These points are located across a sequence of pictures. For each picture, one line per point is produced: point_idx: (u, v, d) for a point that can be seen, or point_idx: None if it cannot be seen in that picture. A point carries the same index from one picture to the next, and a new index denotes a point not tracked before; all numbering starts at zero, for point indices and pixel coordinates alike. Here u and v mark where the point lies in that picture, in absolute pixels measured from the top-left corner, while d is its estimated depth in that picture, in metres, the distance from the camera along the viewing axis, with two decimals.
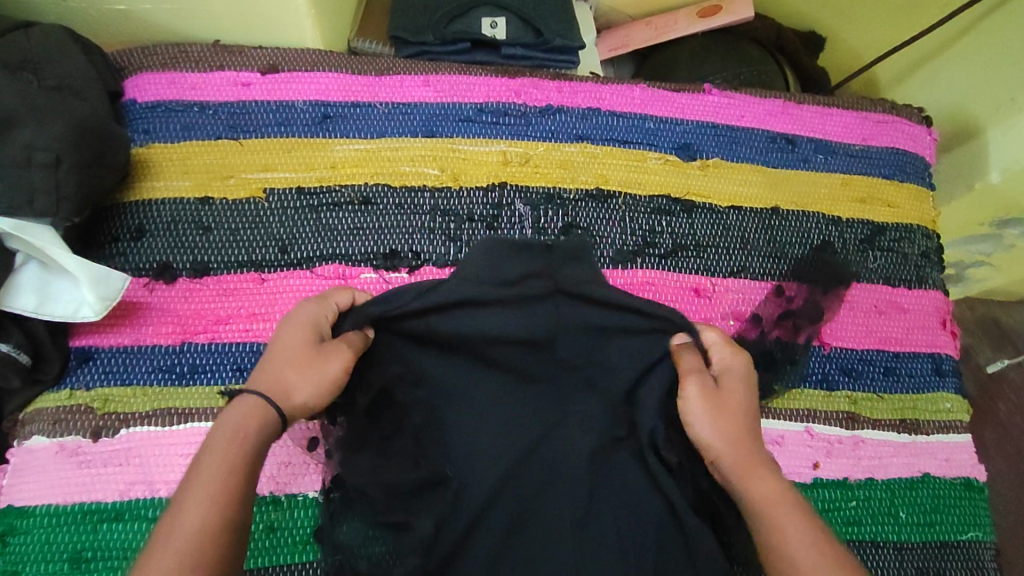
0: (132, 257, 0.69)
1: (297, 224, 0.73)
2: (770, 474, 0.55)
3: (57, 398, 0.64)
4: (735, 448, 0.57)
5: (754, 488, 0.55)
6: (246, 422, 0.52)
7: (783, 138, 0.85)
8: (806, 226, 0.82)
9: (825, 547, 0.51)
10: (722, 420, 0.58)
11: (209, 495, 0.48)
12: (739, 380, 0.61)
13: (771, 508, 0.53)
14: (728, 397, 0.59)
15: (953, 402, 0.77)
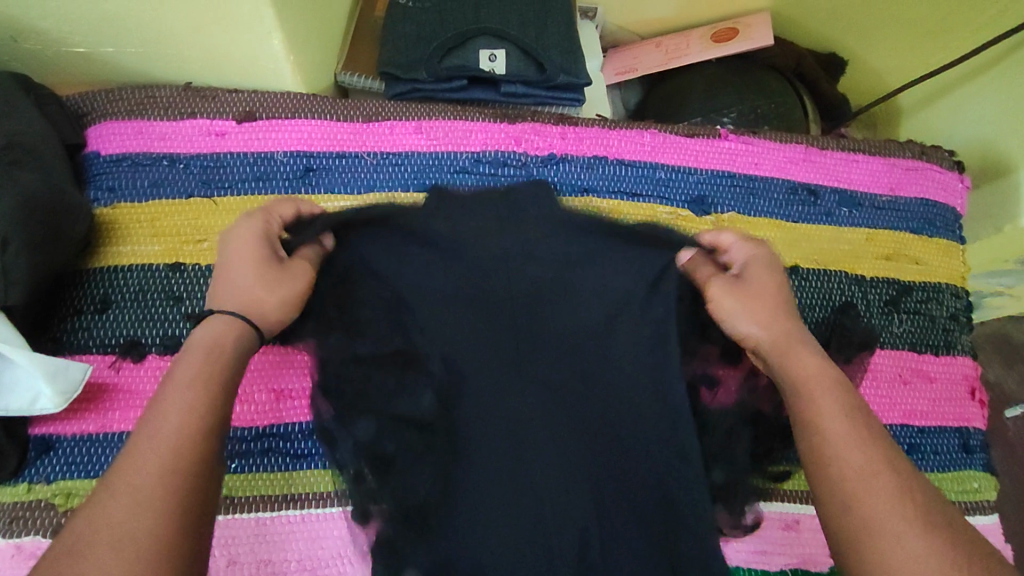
0: (95, 332, 0.63)
1: None
2: (805, 349, 0.53)
3: (13, 493, 0.59)
4: (771, 329, 0.54)
5: (790, 364, 0.52)
6: (224, 331, 0.47)
7: (804, 188, 0.79)
8: (828, 287, 0.76)
9: (861, 427, 0.47)
10: (756, 309, 0.55)
11: (187, 396, 0.43)
12: (762, 266, 0.58)
13: (809, 385, 0.50)
14: (762, 290, 0.56)
15: (982, 481, 0.73)
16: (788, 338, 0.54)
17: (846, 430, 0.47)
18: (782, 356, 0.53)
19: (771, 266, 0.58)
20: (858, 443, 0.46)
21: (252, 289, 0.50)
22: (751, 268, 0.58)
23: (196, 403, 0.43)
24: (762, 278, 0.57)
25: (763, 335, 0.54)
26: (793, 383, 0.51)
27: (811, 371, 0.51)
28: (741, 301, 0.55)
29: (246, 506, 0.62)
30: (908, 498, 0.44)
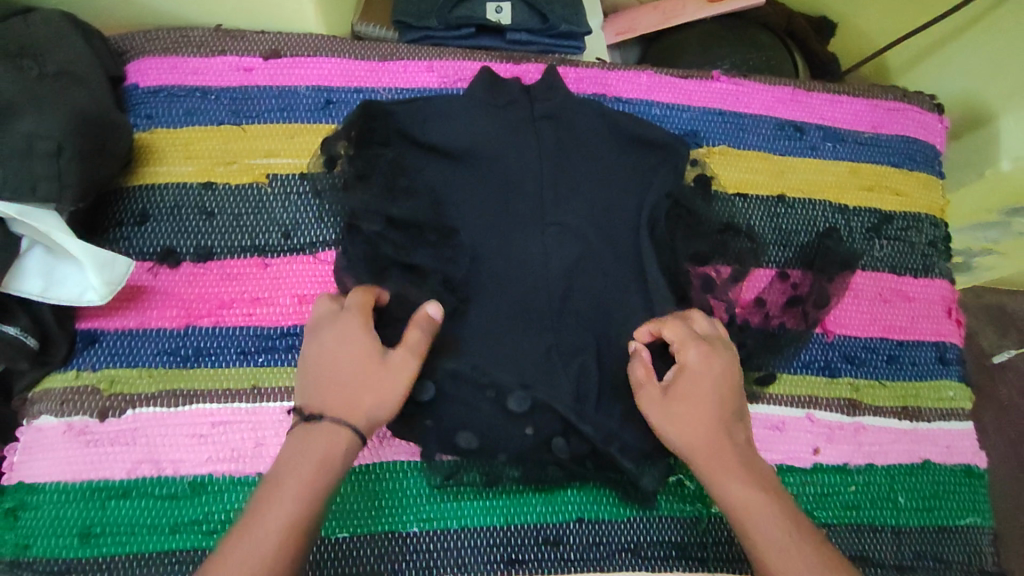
0: (136, 242, 0.70)
1: (299, 209, 0.73)
2: (736, 478, 0.58)
3: (64, 379, 0.65)
4: (705, 449, 0.59)
5: (726, 489, 0.58)
6: (324, 452, 0.55)
7: (791, 125, 0.83)
8: (812, 214, 0.80)
9: (785, 527, 0.55)
10: (694, 431, 0.60)
11: (292, 495, 0.52)
12: (701, 380, 0.62)
13: (742, 515, 0.56)
14: (695, 394, 0.61)
15: (956, 390, 0.78)
16: (725, 457, 0.59)
17: (772, 543, 0.55)
18: (715, 479, 0.58)
19: (708, 368, 0.62)
20: (780, 541, 0.54)
21: (342, 399, 0.57)
22: (689, 376, 0.62)
23: (298, 495, 0.53)
24: (699, 389, 0.61)
25: (699, 450, 0.59)
26: (729, 509, 0.57)
27: (760, 508, 0.56)
28: (679, 428, 0.60)
29: (274, 396, 0.67)
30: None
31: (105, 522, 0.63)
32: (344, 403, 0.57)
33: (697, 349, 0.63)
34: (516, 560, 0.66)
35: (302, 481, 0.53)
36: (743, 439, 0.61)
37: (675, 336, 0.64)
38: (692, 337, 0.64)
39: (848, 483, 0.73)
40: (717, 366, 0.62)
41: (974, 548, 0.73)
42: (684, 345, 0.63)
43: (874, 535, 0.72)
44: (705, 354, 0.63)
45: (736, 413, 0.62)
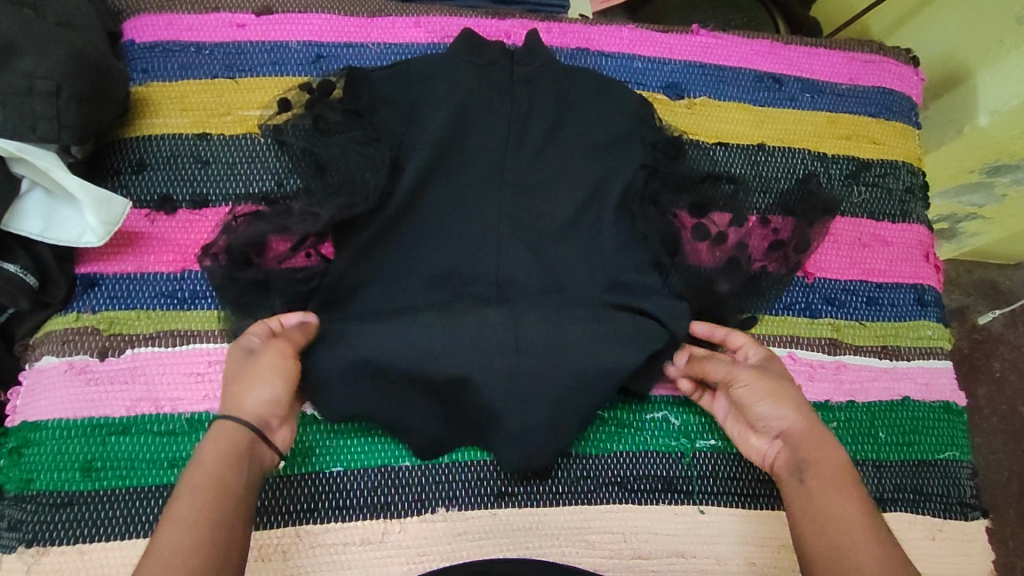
0: (134, 190, 0.72)
1: (271, 156, 0.74)
2: (835, 449, 0.61)
3: (65, 320, 0.67)
4: (815, 444, 0.61)
5: (822, 455, 0.60)
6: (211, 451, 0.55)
7: (770, 77, 0.86)
8: (793, 161, 0.83)
9: (866, 505, 0.57)
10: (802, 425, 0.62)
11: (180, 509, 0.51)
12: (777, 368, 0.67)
13: (834, 480, 0.58)
14: (798, 397, 0.64)
15: (935, 329, 0.79)
16: (835, 456, 0.60)
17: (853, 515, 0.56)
18: (820, 473, 0.59)
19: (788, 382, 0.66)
20: (862, 514, 0.56)
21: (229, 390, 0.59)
22: (788, 386, 0.65)
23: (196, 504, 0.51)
24: (799, 399, 0.64)
25: (803, 424, 0.62)
26: (818, 478, 0.59)
27: (852, 505, 0.57)
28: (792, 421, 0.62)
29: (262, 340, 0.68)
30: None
31: (105, 457, 0.63)
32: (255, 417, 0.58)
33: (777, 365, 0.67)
34: (505, 493, 0.68)
35: (200, 480, 0.53)
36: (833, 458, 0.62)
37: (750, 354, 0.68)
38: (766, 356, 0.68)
39: (830, 420, 0.73)
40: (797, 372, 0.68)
41: (954, 482, 0.74)
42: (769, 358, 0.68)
43: (857, 470, 0.72)
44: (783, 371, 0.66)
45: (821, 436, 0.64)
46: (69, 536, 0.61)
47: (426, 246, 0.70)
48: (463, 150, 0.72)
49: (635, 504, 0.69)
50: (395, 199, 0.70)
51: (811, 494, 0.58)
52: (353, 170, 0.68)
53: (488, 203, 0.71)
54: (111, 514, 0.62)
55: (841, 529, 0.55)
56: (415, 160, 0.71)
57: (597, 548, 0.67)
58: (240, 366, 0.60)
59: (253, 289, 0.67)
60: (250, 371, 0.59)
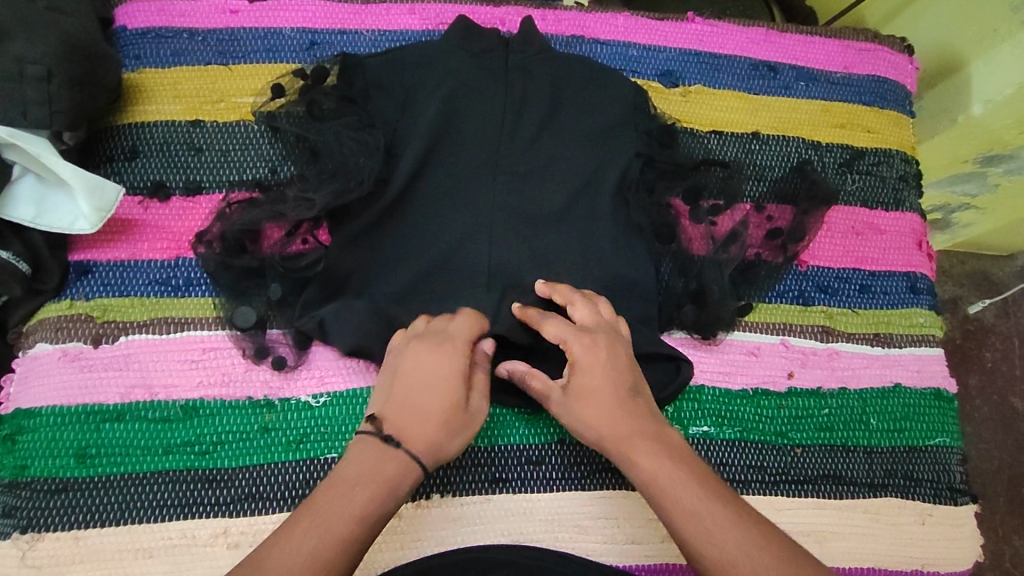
0: (127, 177, 0.72)
1: (264, 143, 0.74)
2: (644, 449, 0.58)
3: (58, 307, 0.67)
4: (611, 422, 0.59)
5: (634, 463, 0.58)
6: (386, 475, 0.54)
7: (765, 66, 0.87)
8: (787, 149, 0.83)
9: (697, 490, 0.55)
10: (593, 406, 0.60)
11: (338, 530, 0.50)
12: (584, 366, 0.62)
13: (654, 487, 0.56)
14: (601, 371, 0.61)
15: (927, 317, 0.80)
16: (613, 428, 0.59)
17: (688, 510, 0.54)
18: (629, 452, 0.58)
19: (595, 357, 0.62)
20: (693, 507, 0.54)
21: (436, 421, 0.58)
22: (579, 370, 0.62)
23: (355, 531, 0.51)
24: (589, 380, 0.61)
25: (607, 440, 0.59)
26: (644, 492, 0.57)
27: (685, 496, 0.54)
28: (573, 416, 0.61)
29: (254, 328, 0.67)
30: (752, 532, 0.52)
31: (100, 444, 0.63)
32: (423, 426, 0.57)
33: (579, 345, 0.62)
34: (499, 478, 0.68)
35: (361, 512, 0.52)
36: (648, 408, 0.61)
37: (556, 335, 0.63)
38: (572, 333, 0.63)
39: (822, 406, 0.74)
40: (603, 354, 0.62)
41: (945, 467, 0.75)
42: (567, 341, 0.63)
43: (848, 456, 0.73)
44: (589, 345, 0.62)
45: (640, 389, 0.62)
46: (64, 522, 0.61)
47: (421, 233, 0.70)
48: (457, 137, 0.72)
49: (629, 490, 0.70)
50: (389, 186, 0.70)
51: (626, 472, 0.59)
52: (347, 156, 0.68)
53: (482, 190, 0.71)
54: (106, 501, 0.62)
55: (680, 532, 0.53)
56: (409, 147, 0.71)
57: (591, 532, 0.68)
58: (426, 359, 0.60)
59: (247, 276, 0.67)
60: (413, 372, 0.60)
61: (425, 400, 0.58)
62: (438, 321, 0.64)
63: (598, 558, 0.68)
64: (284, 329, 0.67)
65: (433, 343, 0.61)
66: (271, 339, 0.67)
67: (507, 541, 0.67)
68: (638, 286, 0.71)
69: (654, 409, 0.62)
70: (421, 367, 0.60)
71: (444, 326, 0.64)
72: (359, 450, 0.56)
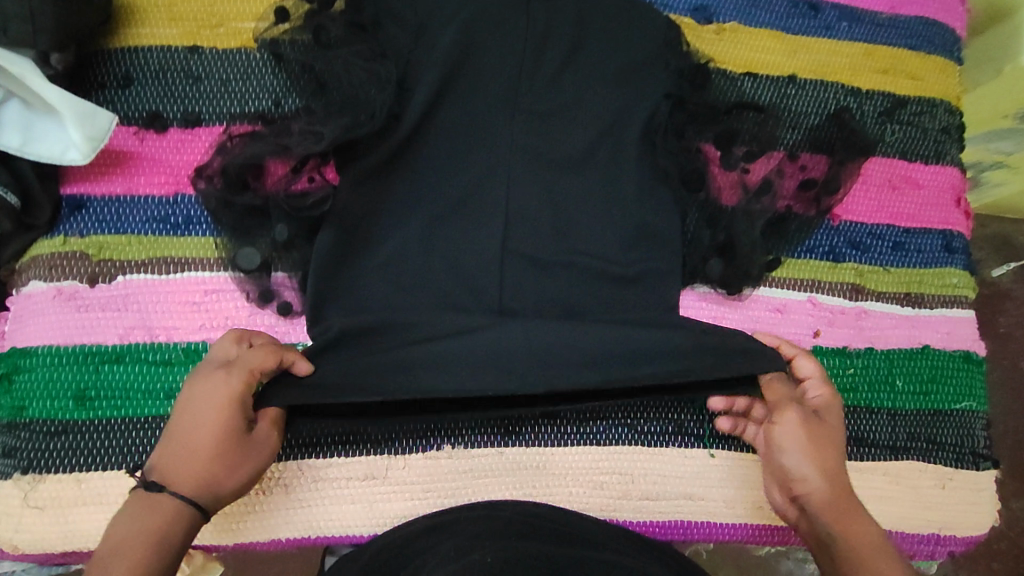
0: (121, 105, 0.67)
1: (267, 74, 0.69)
2: (861, 518, 0.56)
3: (51, 244, 0.63)
4: (831, 482, 0.58)
5: (851, 528, 0.56)
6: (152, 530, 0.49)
7: (806, 3, 0.80)
8: (823, 95, 0.78)
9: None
10: (823, 458, 0.58)
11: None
12: (828, 415, 0.61)
13: (864, 555, 0.54)
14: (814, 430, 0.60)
15: (961, 278, 0.76)
16: (835, 484, 0.58)
17: None
18: (839, 516, 0.56)
19: (831, 412, 0.61)
20: None
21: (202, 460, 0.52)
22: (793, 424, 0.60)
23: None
24: (824, 430, 0.60)
25: (823, 489, 0.57)
26: (848, 553, 0.54)
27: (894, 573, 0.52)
28: (804, 447, 0.59)
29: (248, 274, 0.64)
30: None
31: (100, 386, 0.61)
32: (194, 467, 0.52)
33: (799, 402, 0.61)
34: (511, 432, 0.66)
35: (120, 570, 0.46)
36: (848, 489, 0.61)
37: (810, 372, 0.63)
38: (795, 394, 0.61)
39: (847, 366, 0.71)
40: (838, 416, 0.62)
41: (968, 432, 0.73)
42: (812, 386, 0.62)
43: (871, 418, 0.70)
44: (832, 398, 0.62)
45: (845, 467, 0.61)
46: (65, 464, 0.60)
47: (434, 175, 0.66)
48: (474, 70, 0.67)
49: (645, 446, 0.68)
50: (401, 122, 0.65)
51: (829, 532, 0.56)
52: (356, 87, 0.63)
53: (499, 131, 0.66)
54: (107, 444, 0.60)
55: None
56: (422, 80, 0.66)
57: (605, 488, 0.67)
58: (198, 390, 0.54)
59: (250, 215, 0.63)
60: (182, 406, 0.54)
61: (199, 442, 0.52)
62: (221, 349, 0.56)
63: (611, 514, 0.67)
64: (290, 273, 0.64)
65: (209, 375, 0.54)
66: (276, 282, 0.64)
67: (519, 495, 0.65)
68: (662, 239, 0.68)
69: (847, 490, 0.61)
70: (201, 395, 0.53)
71: (223, 356, 0.56)
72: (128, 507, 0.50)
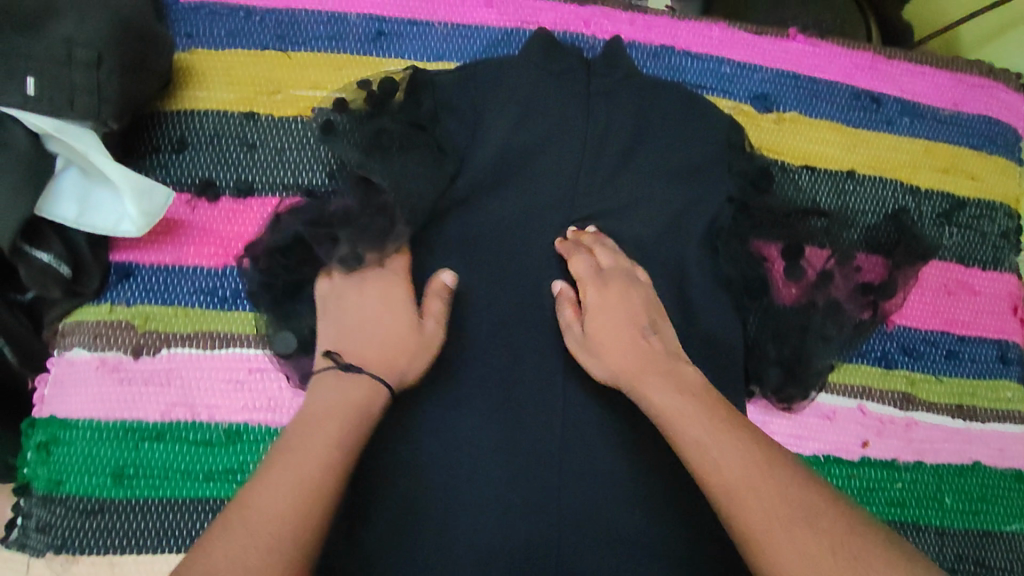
0: (173, 171, 0.66)
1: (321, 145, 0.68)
2: (661, 382, 0.55)
3: (97, 312, 0.63)
4: (628, 365, 0.58)
5: (651, 397, 0.55)
6: (345, 413, 0.50)
7: (868, 95, 0.78)
8: (882, 193, 0.77)
9: (704, 414, 0.51)
10: (609, 342, 0.60)
11: (299, 476, 0.45)
12: (609, 316, 0.61)
13: (672, 419, 0.52)
14: (615, 306, 0.62)
15: (1015, 392, 0.74)
16: (631, 359, 0.58)
17: (724, 456, 0.49)
18: (639, 381, 0.56)
19: (616, 301, 0.62)
20: (717, 439, 0.50)
21: (393, 357, 0.55)
22: (592, 313, 0.61)
23: (315, 478, 0.45)
24: (606, 317, 0.61)
25: (616, 374, 0.58)
26: (665, 426, 0.53)
27: (703, 429, 0.50)
28: (596, 353, 0.60)
29: None
30: (751, 451, 0.49)
31: (138, 464, 0.60)
32: (371, 361, 0.54)
33: (594, 289, 0.63)
34: None
35: (327, 451, 0.47)
36: (669, 346, 0.59)
37: (580, 271, 0.64)
38: (590, 276, 0.63)
39: (895, 480, 0.70)
40: (615, 298, 0.62)
41: (1018, 555, 0.70)
42: (585, 283, 0.63)
43: (919, 536, 0.68)
44: (601, 287, 0.62)
45: (657, 329, 0.61)
46: (101, 544, 0.59)
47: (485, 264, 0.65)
48: (531, 168, 0.67)
49: None
50: (456, 224, 0.66)
51: (638, 399, 0.56)
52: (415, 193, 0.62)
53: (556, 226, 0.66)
54: (143, 525, 0.59)
55: (704, 469, 0.49)
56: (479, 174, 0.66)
57: None
58: (376, 301, 0.58)
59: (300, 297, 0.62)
60: (366, 314, 0.57)
61: (381, 345, 0.56)
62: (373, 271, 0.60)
63: None
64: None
65: (375, 290, 0.58)
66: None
67: None
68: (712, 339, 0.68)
69: (670, 347, 0.59)
70: (364, 311, 0.57)
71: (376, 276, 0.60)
72: (324, 386, 0.52)
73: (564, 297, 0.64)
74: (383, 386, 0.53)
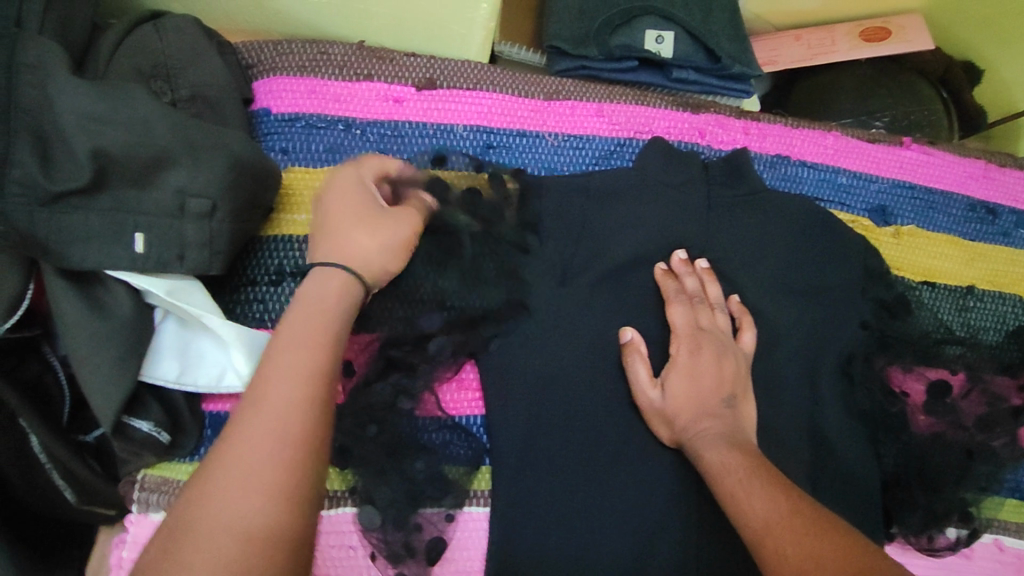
0: (271, 306, 0.59)
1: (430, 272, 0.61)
2: (723, 437, 0.55)
3: (189, 472, 0.54)
4: (694, 418, 0.57)
5: (706, 454, 0.54)
6: (315, 355, 0.42)
7: (984, 207, 0.77)
8: (1003, 309, 0.73)
9: (757, 472, 0.51)
10: (687, 392, 0.58)
11: (270, 434, 0.38)
12: (705, 373, 0.59)
13: (720, 475, 0.53)
14: (703, 373, 0.59)
15: None
16: (697, 409, 0.57)
17: (771, 517, 0.47)
18: (699, 440, 0.56)
19: (703, 362, 0.59)
20: (767, 495, 0.49)
21: (344, 223, 0.50)
22: (676, 369, 0.60)
23: (286, 460, 0.38)
24: (696, 368, 0.59)
25: (684, 425, 0.57)
26: (714, 480, 0.53)
27: (770, 505, 0.48)
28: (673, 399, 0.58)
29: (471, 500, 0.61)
30: (783, 506, 0.48)
31: None
32: (346, 246, 0.49)
33: (686, 349, 0.60)
34: None
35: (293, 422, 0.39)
36: (742, 414, 0.58)
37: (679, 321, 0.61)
38: (687, 331, 0.61)
39: None
40: (707, 359, 0.59)
41: None
42: (678, 342, 0.61)
43: None
44: (692, 347, 0.60)
45: (740, 397, 0.59)
46: None
47: None
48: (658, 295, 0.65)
49: None
50: (591, 354, 0.61)
51: (699, 452, 0.55)
52: None
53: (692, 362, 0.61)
54: None
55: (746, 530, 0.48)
56: (602, 298, 0.62)
57: None
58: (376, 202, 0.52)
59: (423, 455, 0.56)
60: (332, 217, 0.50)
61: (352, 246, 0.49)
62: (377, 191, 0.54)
63: None
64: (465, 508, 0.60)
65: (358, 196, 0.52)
66: (425, 518, 0.58)
67: None
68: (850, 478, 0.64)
69: (745, 420, 0.58)
70: (332, 208, 0.51)
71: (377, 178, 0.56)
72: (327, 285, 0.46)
73: (637, 356, 0.60)
74: (359, 285, 0.48)
